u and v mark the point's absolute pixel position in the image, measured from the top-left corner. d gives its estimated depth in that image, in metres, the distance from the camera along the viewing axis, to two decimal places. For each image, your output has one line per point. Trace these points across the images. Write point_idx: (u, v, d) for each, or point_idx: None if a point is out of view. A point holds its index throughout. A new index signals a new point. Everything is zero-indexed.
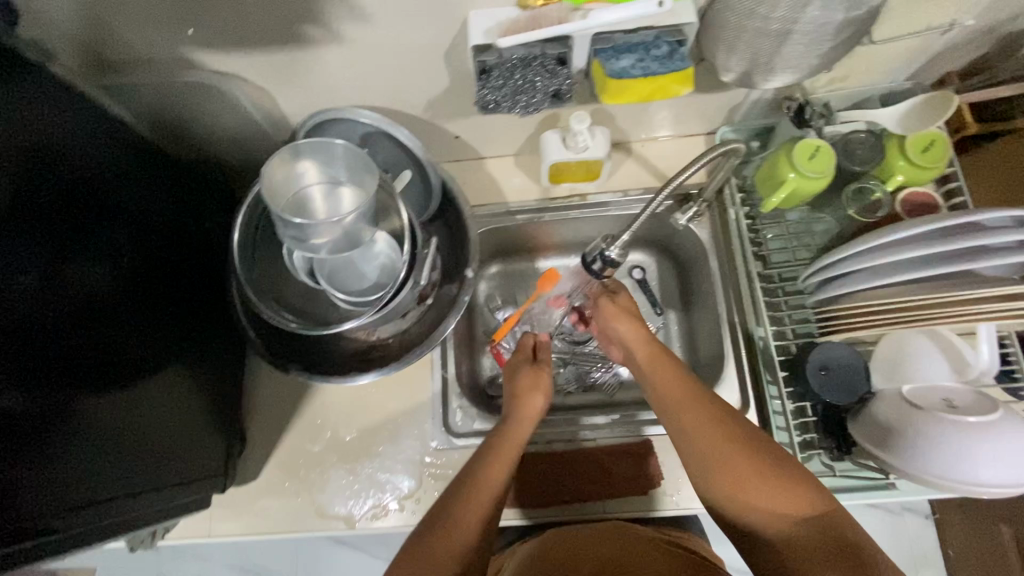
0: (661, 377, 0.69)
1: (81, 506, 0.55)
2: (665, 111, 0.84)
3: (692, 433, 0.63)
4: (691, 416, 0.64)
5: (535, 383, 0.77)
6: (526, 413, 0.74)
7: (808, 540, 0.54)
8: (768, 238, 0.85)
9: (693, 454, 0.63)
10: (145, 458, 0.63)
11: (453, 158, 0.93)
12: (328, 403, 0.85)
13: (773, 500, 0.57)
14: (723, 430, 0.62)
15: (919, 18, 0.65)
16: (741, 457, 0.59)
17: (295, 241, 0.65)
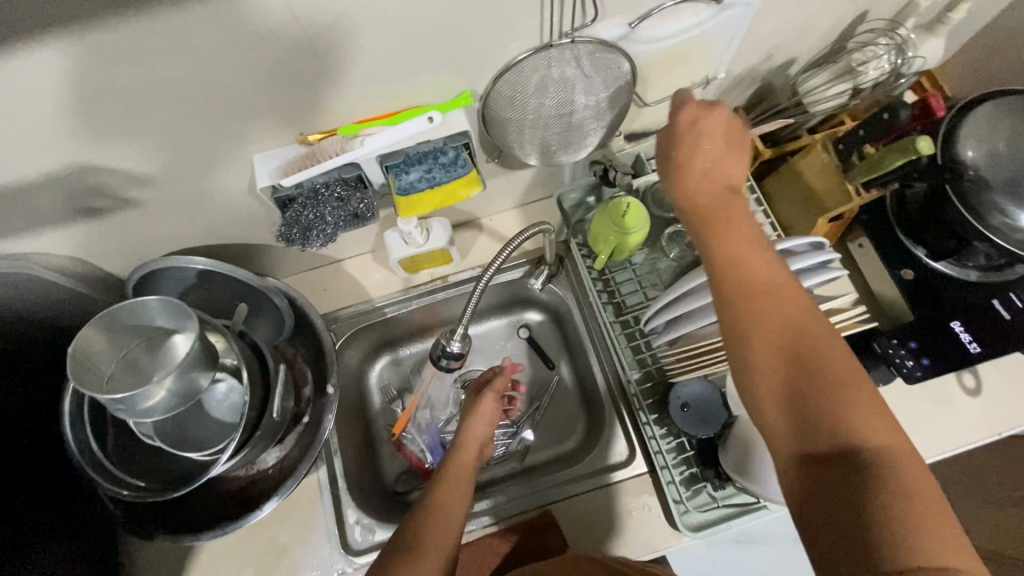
0: (732, 234, 0.54)
1: None
2: (497, 188, 0.88)
3: (757, 326, 0.50)
4: (767, 303, 0.51)
5: (481, 410, 0.77)
6: (467, 439, 0.75)
7: (879, 495, 0.42)
8: (619, 284, 0.89)
9: (761, 346, 0.50)
10: None
11: (310, 267, 0.93)
12: (216, 553, 0.80)
13: (849, 422, 0.46)
14: (805, 316, 0.51)
15: (676, 79, 0.72)
16: (818, 367, 0.47)
17: (120, 410, 0.63)
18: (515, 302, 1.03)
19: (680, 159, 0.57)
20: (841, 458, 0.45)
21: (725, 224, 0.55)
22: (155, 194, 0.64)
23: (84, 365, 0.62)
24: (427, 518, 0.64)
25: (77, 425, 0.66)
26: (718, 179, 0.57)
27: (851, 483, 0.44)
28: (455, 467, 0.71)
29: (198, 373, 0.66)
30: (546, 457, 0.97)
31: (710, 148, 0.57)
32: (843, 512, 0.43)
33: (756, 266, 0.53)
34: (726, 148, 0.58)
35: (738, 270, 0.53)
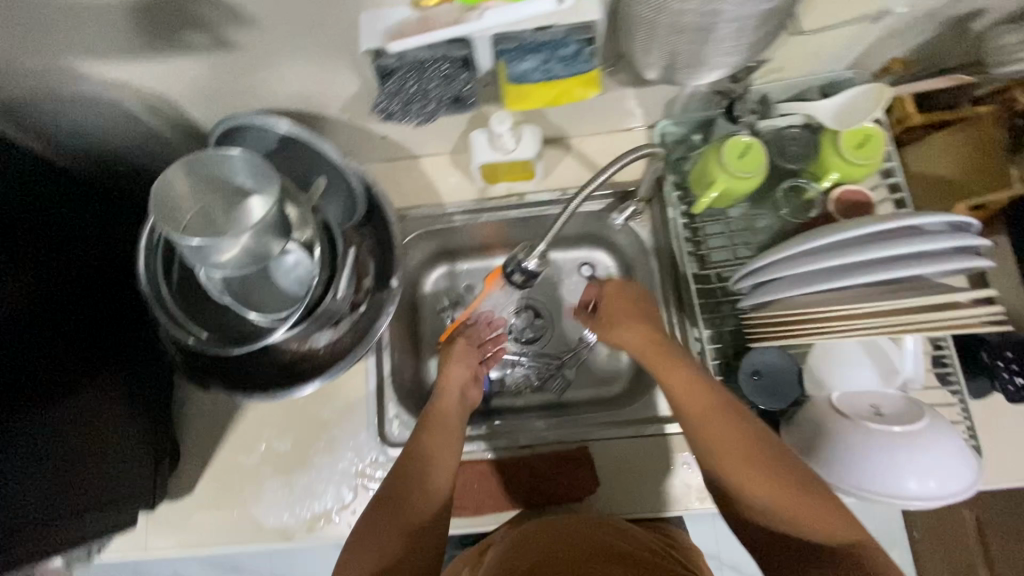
0: (633, 336, 0.71)
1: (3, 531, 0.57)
2: (599, 107, 0.81)
3: (710, 432, 0.60)
4: (717, 427, 0.60)
5: (455, 357, 0.84)
6: (446, 382, 0.81)
7: (837, 559, 0.52)
8: (707, 236, 0.82)
9: (733, 468, 0.58)
10: (70, 477, 0.64)
11: (386, 157, 0.89)
12: (261, 415, 0.84)
13: (798, 518, 0.55)
14: (739, 433, 0.59)
15: (844, 7, 0.61)
16: (770, 468, 0.57)
17: (196, 257, 0.63)
18: (585, 236, 0.98)
19: (608, 308, 0.76)
20: (810, 536, 0.54)
21: (668, 372, 0.66)
22: (252, 39, 0.59)
23: (169, 208, 0.62)
24: (419, 460, 0.69)
25: (153, 267, 0.68)
26: (644, 333, 0.71)
27: (818, 557, 0.53)
28: (439, 400, 0.78)
29: (272, 238, 0.65)
30: (586, 397, 0.95)
31: (632, 318, 0.73)
32: (824, 574, 0.52)
33: (686, 379, 0.64)
34: (642, 307, 0.75)
35: (684, 408, 0.63)
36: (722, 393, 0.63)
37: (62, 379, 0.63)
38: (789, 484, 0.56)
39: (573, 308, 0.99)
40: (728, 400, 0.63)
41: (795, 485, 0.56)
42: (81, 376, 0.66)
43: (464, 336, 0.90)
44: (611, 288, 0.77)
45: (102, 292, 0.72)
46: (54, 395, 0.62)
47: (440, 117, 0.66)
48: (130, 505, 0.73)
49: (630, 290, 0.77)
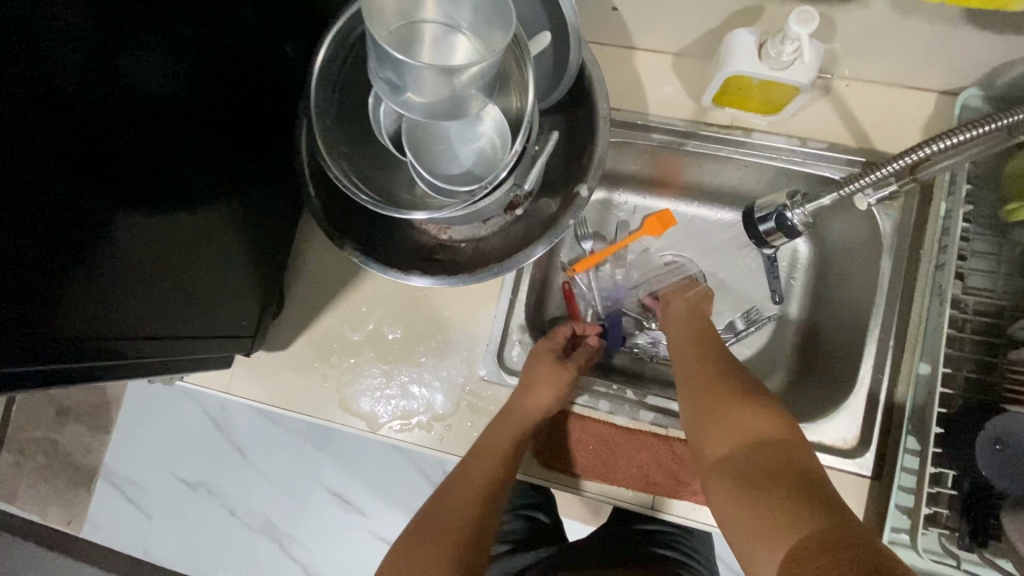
0: (677, 307, 0.76)
1: (119, 336, 0.51)
2: (909, 43, 0.60)
3: (683, 362, 0.65)
4: (690, 360, 0.65)
5: (549, 376, 0.69)
6: (528, 406, 0.67)
7: (764, 459, 0.49)
8: (978, 254, 0.63)
9: (693, 385, 0.61)
10: (182, 295, 0.57)
11: (599, 40, 0.72)
12: (378, 292, 0.74)
13: (739, 423, 0.53)
14: (711, 365, 0.62)
15: None
16: (724, 387, 0.58)
17: (388, 88, 0.50)
18: None
19: (672, 300, 0.77)
20: (734, 437, 0.53)
21: (677, 334, 0.71)
22: None
23: (372, 12, 0.49)
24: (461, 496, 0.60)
25: (324, 79, 0.57)
26: (682, 318, 0.73)
27: (746, 460, 0.51)
28: (499, 432, 0.65)
29: (478, 91, 0.52)
30: None
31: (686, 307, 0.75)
32: (742, 476, 0.49)
33: (694, 329, 0.69)
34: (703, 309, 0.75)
35: (682, 355, 0.66)
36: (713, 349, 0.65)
37: (195, 187, 0.55)
38: (735, 394, 0.56)
39: (739, 285, 0.83)
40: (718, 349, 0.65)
41: (739, 397, 0.56)
42: (212, 190, 0.58)
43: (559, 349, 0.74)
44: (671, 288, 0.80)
45: (251, 101, 0.62)
46: (185, 201, 0.54)
47: None
48: (231, 343, 0.67)
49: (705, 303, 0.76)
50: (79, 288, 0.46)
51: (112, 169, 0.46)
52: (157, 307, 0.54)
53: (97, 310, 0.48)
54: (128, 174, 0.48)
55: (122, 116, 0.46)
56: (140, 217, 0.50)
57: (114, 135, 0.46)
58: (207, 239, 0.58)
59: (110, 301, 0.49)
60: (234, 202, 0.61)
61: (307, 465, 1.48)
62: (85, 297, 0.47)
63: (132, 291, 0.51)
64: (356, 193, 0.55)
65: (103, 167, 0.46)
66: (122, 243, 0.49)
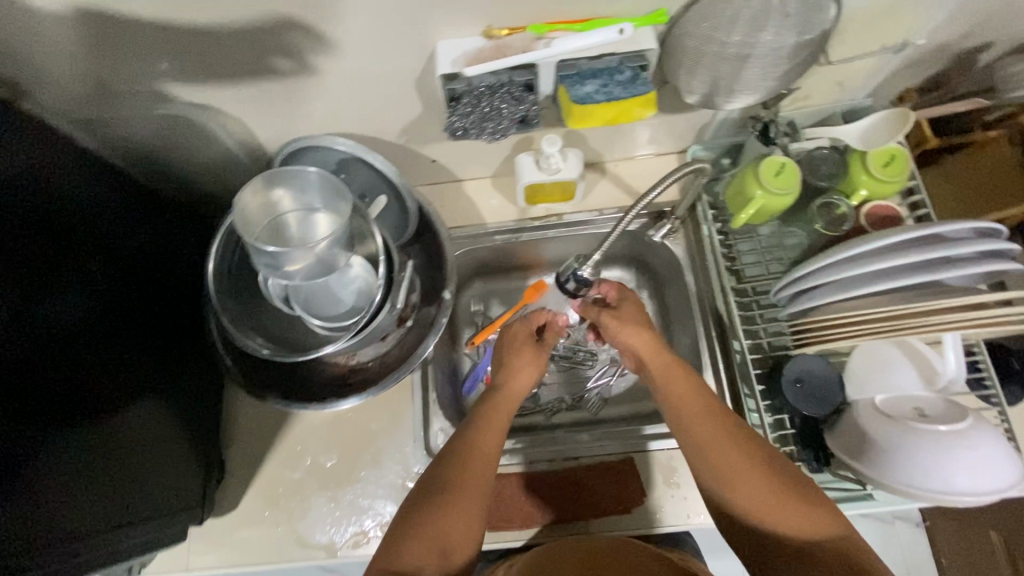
0: (638, 338, 0.76)
1: (55, 544, 0.54)
2: (635, 132, 0.86)
3: (699, 430, 0.66)
4: (709, 427, 0.66)
5: (526, 361, 0.80)
6: (511, 390, 0.77)
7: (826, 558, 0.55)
8: (741, 252, 0.86)
9: (726, 463, 0.63)
10: (109, 491, 0.61)
11: (432, 181, 0.94)
12: (308, 429, 0.85)
13: (794, 521, 0.57)
14: (725, 436, 0.64)
15: (870, 40, 0.68)
16: (764, 477, 0.60)
17: (269, 268, 0.66)
18: (617, 257, 1.01)
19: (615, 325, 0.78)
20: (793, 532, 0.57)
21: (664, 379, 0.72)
22: (333, 66, 0.65)
23: (245, 220, 0.66)
24: (460, 461, 0.66)
25: (217, 274, 0.71)
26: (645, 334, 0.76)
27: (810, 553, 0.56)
28: (492, 424, 0.71)
29: (340, 250, 0.69)
30: (621, 413, 0.99)
31: (641, 326, 0.77)
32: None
33: (677, 376, 0.71)
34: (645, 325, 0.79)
35: (679, 414, 0.69)
36: (731, 418, 0.67)
37: (105, 391, 0.62)
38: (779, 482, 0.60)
39: None
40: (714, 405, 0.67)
41: (788, 486, 0.60)
42: (123, 389, 0.65)
43: (523, 332, 0.84)
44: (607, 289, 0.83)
45: (155, 309, 0.73)
46: (98, 406, 0.61)
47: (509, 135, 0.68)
48: (171, 520, 0.71)
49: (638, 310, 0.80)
50: (17, 510, 0.50)
51: (31, 395, 0.53)
52: (85, 506, 0.58)
53: (29, 528, 0.51)
54: (49, 400, 0.55)
55: (38, 350, 0.54)
56: (60, 430, 0.56)
57: (31, 368, 0.53)
58: (131, 438, 0.65)
59: (44, 514, 0.53)
60: (152, 399, 0.69)
61: None
62: (22, 516, 0.51)
63: (62, 500, 0.55)
64: (258, 349, 0.69)
65: (24, 396, 0.52)
66: (41, 459, 0.53)
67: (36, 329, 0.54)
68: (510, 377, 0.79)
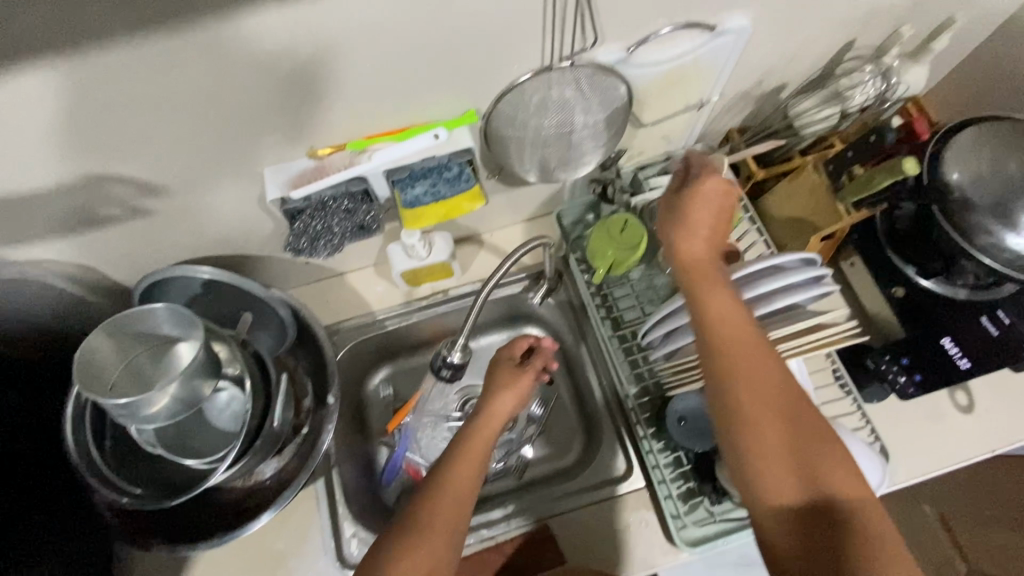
0: (688, 241, 0.62)
1: None
2: (499, 205, 0.90)
3: (745, 359, 0.55)
4: (753, 362, 0.56)
5: (511, 384, 0.73)
6: (491, 414, 0.69)
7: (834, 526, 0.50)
8: (616, 298, 0.91)
9: (758, 393, 0.54)
10: None
11: (314, 280, 0.95)
12: (213, 565, 0.80)
13: (811, 479, 0.52)
14: (766, 366, 0.55)
15: (672, 102, 0.75)
16: (797, 426, 0.54)
17: (124, 416, 0.64)
18: (511, 317, 1.04)
19: (672, 220, 0.63)
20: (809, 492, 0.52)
21: (708, 295, 0.59)
22: (166, 204, 0.65)
23: (93, 371, 0.64)
24: (413, 534, 0.59)
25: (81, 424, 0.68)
26: (703, 230, 0.62)
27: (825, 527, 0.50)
28: (466, 455, 0.65)
29: (201, 382, 0.67)
30: (543, 473, 0.98)
31: (709, 223, 0.62)
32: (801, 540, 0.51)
33: (725, 286, 0.59)
34: (719, 218, 0.63)
35: (715, 332, 0.57)
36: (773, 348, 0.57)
37: None
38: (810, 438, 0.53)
39: None
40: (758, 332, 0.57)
41: (813, 442, 0.53)
42: None
43: (506, 355, 0.77)
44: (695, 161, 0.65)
45: (33, 466, 0.69)
46: None
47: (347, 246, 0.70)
48: None
49: (726, 203, 0.63)
50: None
51: None
52: None
53: None
54: None
55: None
56: None
57: None
58: None
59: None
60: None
61: None
62: None
63: None
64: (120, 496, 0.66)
65: None
66: None
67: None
68: (492, 394, 0.71)
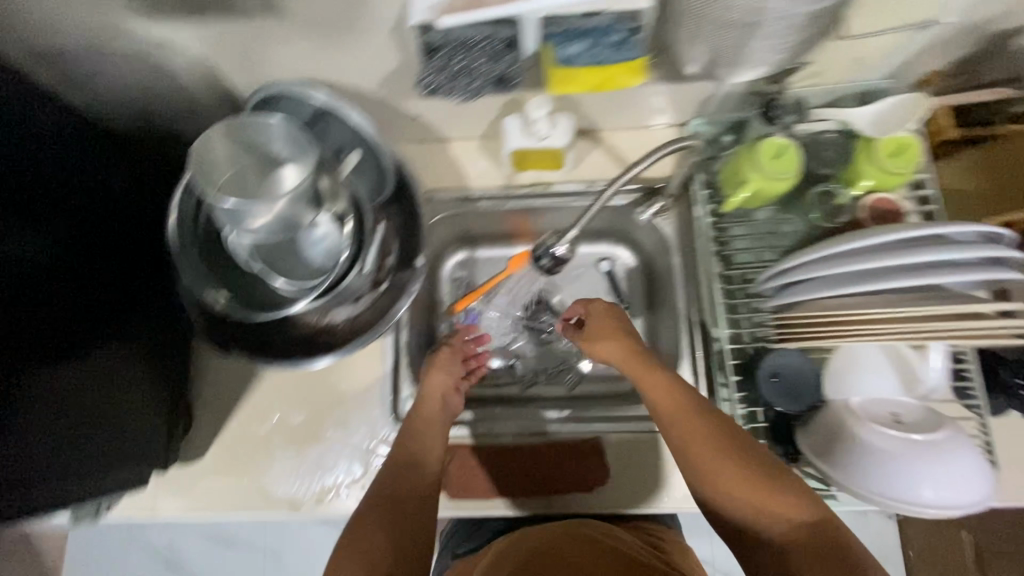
0: (613, 344, 0.74)
1: (20, 484, 0.56)
2: (634, 101, 0.81)
3: (687, 433, 0.63)
4: (689, 428, 0.63)
5: (437, 363, 0.84)
6: (429, 392, 0.80)
7: (809, 538, 0.55)
8: (734, 236, 0.81)
9: (705, 448, 0.61)
10: (86, 436, 0.63)
11: (417, 139, 0.89)
12: (277, 385, 0.84)
13: (763, 505, 0.57)
14: (709, 441, 0.62)
15: (893, 13, 0.62)
16: (740, 459, 0.60)
17: (230, 222, 0.64)
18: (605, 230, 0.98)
19: (591, 330, 0.78)
20: (774, 508, 0.57)
21: (645, 385, 0.69)
22: (302, 6, 0.60)
23: (204, 168, 0.63)
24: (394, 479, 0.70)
25: (181, 223, 0.70)
26: (618, 334, 0.76)
27: (797, 538, 0.55)
28: (425, 415, 0.78)
29: (304, 208, 0.66)
30: (597, 391, 0.96)
31: (618, 332, 0.76)
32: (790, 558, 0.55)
33: (651, 368, 0.70)
34: (626, 325, 0.77)
35: (663, 419, 0.66)
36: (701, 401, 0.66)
37: (79, 338, 0.63)
38: (748, 463, 0.59)
39: (590, 300, 0.99)
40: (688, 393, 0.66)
41: (753, 463, 0.60)
42: (99, 335, 0.65)
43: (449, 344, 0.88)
44: (598, 305, 0.80)
45: (128, 247, 0.73)
46: (69, 352, 0.61)
47: (484, 93, 0.66)
48: (145, 464, 0.73)
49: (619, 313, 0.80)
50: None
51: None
52: (59, 451, 0.60)
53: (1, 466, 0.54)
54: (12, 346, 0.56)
55: None
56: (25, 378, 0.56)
57: None
58: (106, 383, 0.65)
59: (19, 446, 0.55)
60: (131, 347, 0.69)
61: None
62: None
63: (35, 444, 0.57)
64: (215, 300, 0.70)
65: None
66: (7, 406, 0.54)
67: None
68: (423, 380, 0.82)
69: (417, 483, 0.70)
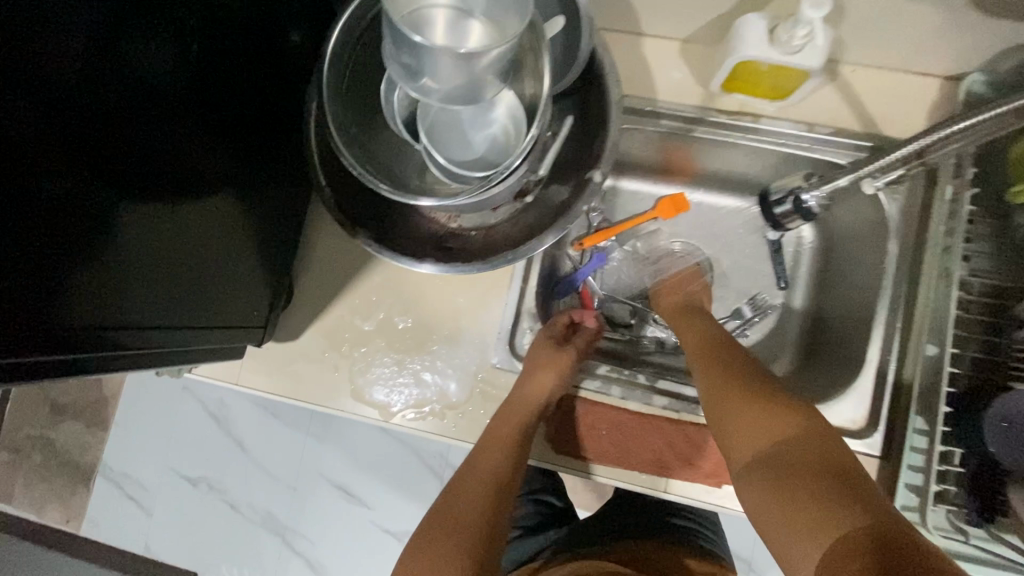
0: (667, 299, 0.80)
1: (125, 327, 0.50)
2: (917, 28, 0.61)
3: (695, 364, 0.65)
4: (700, 358, 0.65)
5: (546, 362, 0.71)
6: (526, 396, 0.69)
7: (790, 451, 0.50)
8: (983, 235, 0.64)
9: (700, 371, 0.64)
10: (187, 288, 0.56)
11: (608, 26, 0.72)
12: (387, 281, 0.75)
13: (748, 419, 0.55)
14: (714, 367, 0.63)
15: None
16: (734, 380, 0.59)
17: (403, 72, 0.50)
18: None
19: (660, 291, 0.82)
20: (752, 422, 0.54)
21: (680, 332, 0.73)
22: None
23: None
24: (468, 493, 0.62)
25: (336, 66, 0.58)
26: (681, 294, 0.79)
27: (771, 448, 0.52)
28: (509, 420, 0.67)
29: (494, 79, 0.51)
30: None
31: (684, 295, 0.79)
32: (758, 468, 0.51)
33: (690, 318, 0.74)
34: (698, 294, 0.79)
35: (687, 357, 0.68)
36: (727, 343, 0.67)
37: (200, 180, 0.54)
38: (742, 384, 0.58)
39: (746, 268, 0.84)
40: (715, 336, 0.68)
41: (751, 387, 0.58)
42: (218, 179, 0.57)
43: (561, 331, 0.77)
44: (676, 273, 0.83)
45: (261, 86, 0.61)
46: (188, 193, 0.53)
47: None
48: (245, 334, 0.67)
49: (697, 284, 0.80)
50: (85, 279, 0.45)
51: (110, 153, 0.46)
52: (162, 299, 0.53)
53: (104, 302, 0.47)
54: (130, 167, 0.47)
55: (117, 104, 0.45)
56: (139, 207, 0.48)
57: (106, 130, 0.45)
58: (214, 233, 0.58)
59: (118, 289, 0.48)
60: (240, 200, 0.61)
61: (308, 461, 1.42)
62: (89, 286, 0.46)
63: (137, 285, 0.50)
64: (375, 182, 0.55)
65: (100, 156, 0.45)
66: (114, 234, 0.47)
67: (121, 78, 0.45)
68: (524, 380, 0.69)
69: (492, 500, 0.62)
